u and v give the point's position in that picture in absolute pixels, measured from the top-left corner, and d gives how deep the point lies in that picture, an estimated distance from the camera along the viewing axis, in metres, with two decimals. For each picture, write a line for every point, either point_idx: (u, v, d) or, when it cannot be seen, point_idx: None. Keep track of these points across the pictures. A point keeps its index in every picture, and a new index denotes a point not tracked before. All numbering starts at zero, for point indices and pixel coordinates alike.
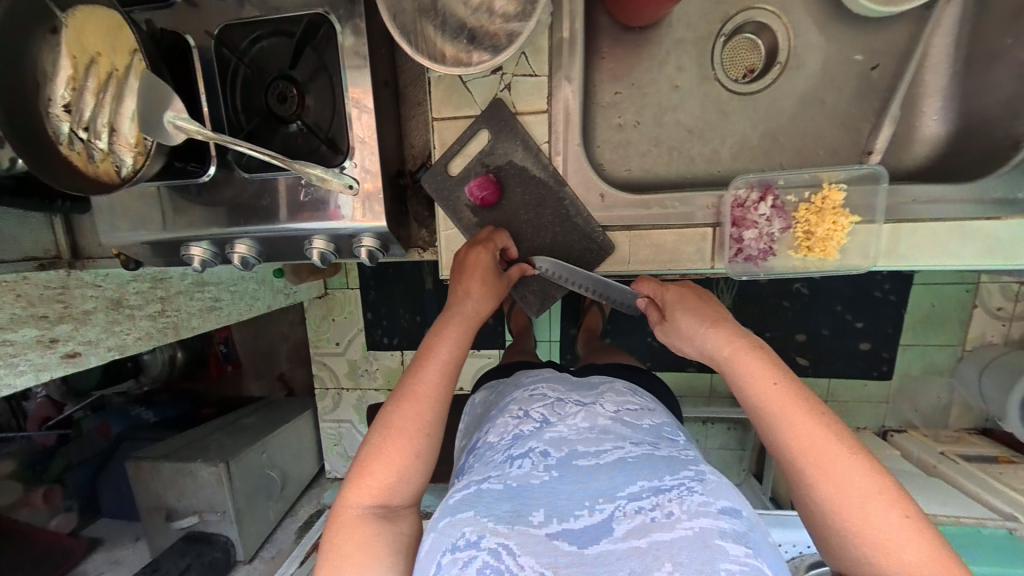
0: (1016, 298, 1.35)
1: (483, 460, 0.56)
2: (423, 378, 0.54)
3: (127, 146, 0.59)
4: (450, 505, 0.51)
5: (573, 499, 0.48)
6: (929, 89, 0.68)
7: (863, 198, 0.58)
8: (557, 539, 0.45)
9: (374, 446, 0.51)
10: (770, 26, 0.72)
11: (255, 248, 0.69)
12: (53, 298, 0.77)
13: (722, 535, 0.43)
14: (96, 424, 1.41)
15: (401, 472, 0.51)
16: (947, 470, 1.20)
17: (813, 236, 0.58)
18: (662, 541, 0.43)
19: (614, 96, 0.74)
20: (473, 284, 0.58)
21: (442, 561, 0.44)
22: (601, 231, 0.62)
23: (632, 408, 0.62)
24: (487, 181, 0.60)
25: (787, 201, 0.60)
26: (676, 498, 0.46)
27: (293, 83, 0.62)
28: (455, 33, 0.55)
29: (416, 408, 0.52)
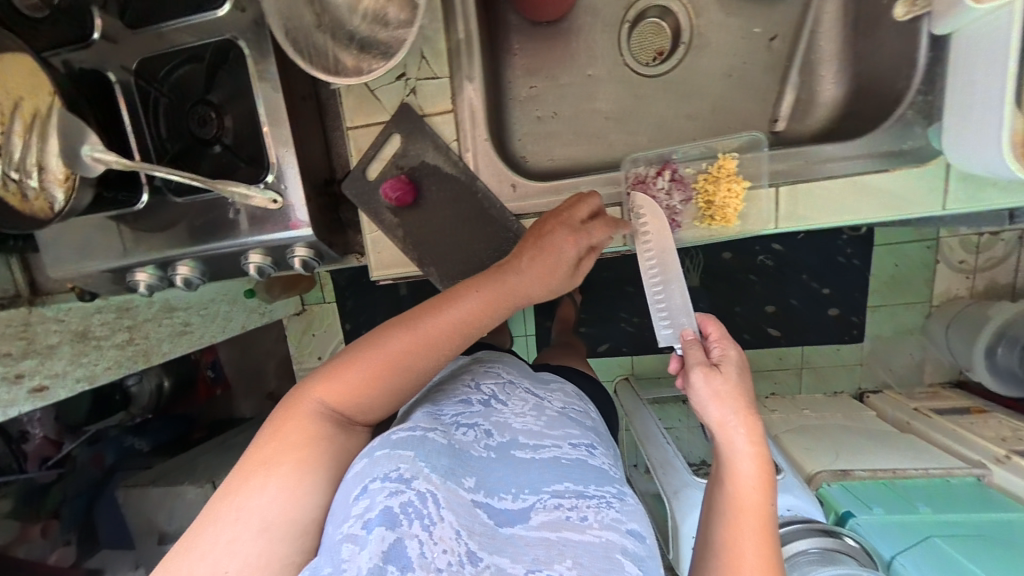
0: (978, 250, 1.36)
1: (431, 413, 0.55)
2: (429, 319, 0.53)
3: (57, 181, 0.61)
4: (390, 440, 0.49)
5: (501, 482, 0.50)
6: (826, 55, 0.70)
7: (753, 164, 0.60)
8: (479, 507, 0.47)
9: (361, 358, 0.52)
10: (673, 8, 0.75)
11: (198, 267, 0.72)
12: (17, 335, 0.81)
13: (623, 552, 0.45)
14: (90, 456, 1.45)
15: (372, 395, 0.52)
16: (921, 426, 1.21)
17: (713, 205, 0.61)
18: (571, 540, 0.45)
19: (532, 90, 0.77)
20: (522, 261, 0.56)
21: (370, 487, 0.44)
22: (516, 220, 0.64)
23: (578, 409, 0.67)
24: (401, 182, 0.63)
25: (686, 174, 0.63)
26: (594, 507, 0.49)
27: (210, 107, 0.66)
28: (351, 46, 0.58)
29: (415, 347, 0.52)
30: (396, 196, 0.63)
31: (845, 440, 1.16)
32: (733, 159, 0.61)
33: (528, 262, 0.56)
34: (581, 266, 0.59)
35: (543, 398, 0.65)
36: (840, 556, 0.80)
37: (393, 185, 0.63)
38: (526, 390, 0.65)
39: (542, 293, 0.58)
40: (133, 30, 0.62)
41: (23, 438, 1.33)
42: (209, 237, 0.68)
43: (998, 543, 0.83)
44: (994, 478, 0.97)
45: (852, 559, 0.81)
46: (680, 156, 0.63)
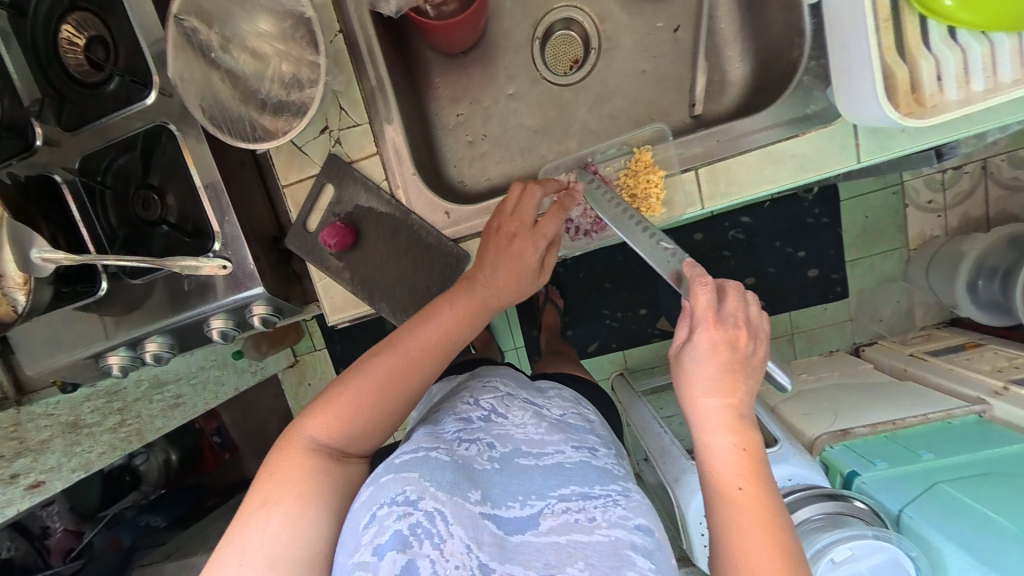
0: (945, 187, 1.36)
1: (433, 431, 0.56)
2: (416, 339, 0.55)
3: (16, 285, 0.62)
4: (395, 463, 0.50)
5: (507, 494, 0.51)
6: (728, 36, 0.73)
7: (663, 153, 0.64)
8: (486, 520, 0.47)
9: (345, 387, 0.53)
10: (577, 18, 0.78)
11: (167, 342, 0.74)
12: (8, 436, 0.84)
13: (632, 546, 0.46)
14: (108, 540, 1.46)
15: (364, 421, 0.52)
16: (917, 370, 1.19)
17: (637, 198, 0.63)
18: (580, 542, 0.46)
19: (459, 117, 0.80)
20: (501, 270, 0.58)
21: (377, 513, 0.44)
22: (454, 244, 0.66)
23: (575, 414, 0.69)
24: (338, 228, 0.64)
25: (608, 173, 0.67)
26: (600, 506, 0.50)
27: (153, 189, 0.69)
28: (269, 110, 0.62)
29: (400, 367, 0.54)
30: (339, 240, 0.64)
31: (848, 398, 1.13)
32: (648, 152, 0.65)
33: (493, 269, 0.59)
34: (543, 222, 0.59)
35: (541, 407, 0.66)
36: (845, 517, 0.78)
37: (336, 230, 0.64)
38: (524, 400, 0.66)
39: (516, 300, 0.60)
40: (71, 131, 0.68)
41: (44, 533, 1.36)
42: (171, 310, 0.71)
43: (1011, 477, 0.79)
44: (996, 413, 0.95)
45: (859, 519, 0.79)
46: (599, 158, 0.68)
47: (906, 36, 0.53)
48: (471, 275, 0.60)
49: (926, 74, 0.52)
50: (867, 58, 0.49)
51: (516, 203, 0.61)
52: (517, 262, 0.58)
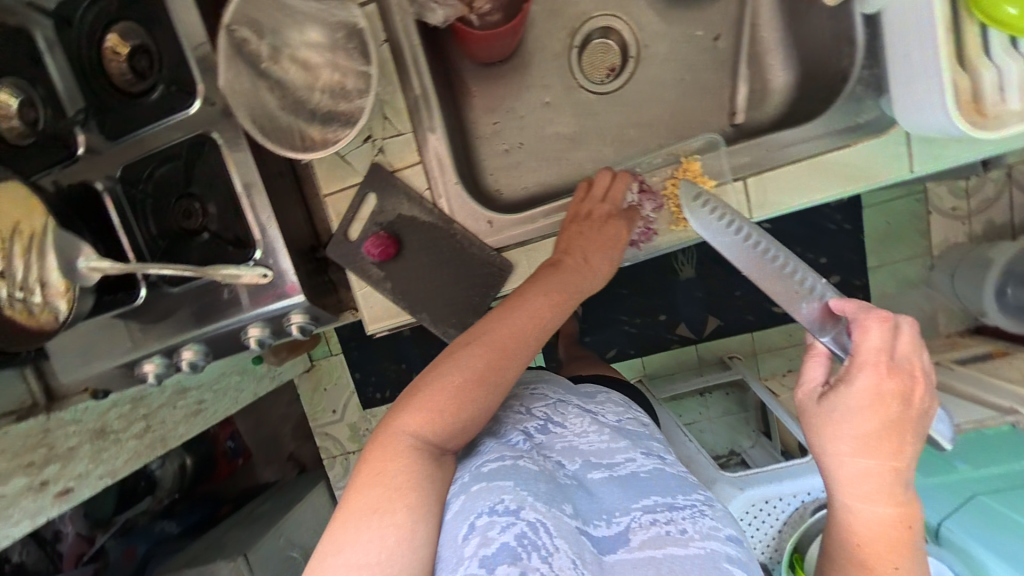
0: (969, 194, 1.36)
1: (503, 442, 0.56)
2: (513, 330, 0.53)
3: (57, 293, 0.65)
4: (484, 473, 0.50)
5: (592, 510, 0.51)
6: (770, 44, 0.73)
7: (713, 163, 0.63)
8: (581, 535, 0.47)
9: (441, 381, 0.51)
10: (614, 27, 0.78)
11: (202, 349, 0.73)
12: (36, 445, 0.82)
13: (728, 559, 0.46)
14: (122, 551, 1.45)
15: (463, 417, 0.50)
16: (944, 379, 1.18)
17: (683, 206, 0.63)
18: (678, 556, 0.45)
19: (494, 126, 0.80)
20: (584, 256, 0.61)
21: (477, 522, 0.44)
22: (496, 253, 0.66)
23: (631, 420, 0.68)
24: (381, 239, 0.64)
25: (653, 182, 0.66)
26: (689, 517, 0.49)
27: (194, 198, 0.69)
28: (312, 119, 0.62)
29: (500, 361, 0.52)
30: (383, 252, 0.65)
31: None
32: (696, 161, 0.64)
33: (583, 252, 0.61)
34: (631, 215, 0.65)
35: (596, 413, 0.65)
36: None
37: (382, 241, 0.64)
38: (579, 408, 0.65)
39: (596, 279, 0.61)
40: (114, 141, 0.67)
41: (56, 539, 1.33)
42: (209, 318, 0.70)
43: None
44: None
45: None
46: (643, 168, 0.67)
47: (966, 44, 0.52)
48: (560, 264, 0.60)
49: (988, 83, 0.51)
50: (934, 67, 0.49)
51: (604, 189, 0.64)
52: (609, 241, 0.62)
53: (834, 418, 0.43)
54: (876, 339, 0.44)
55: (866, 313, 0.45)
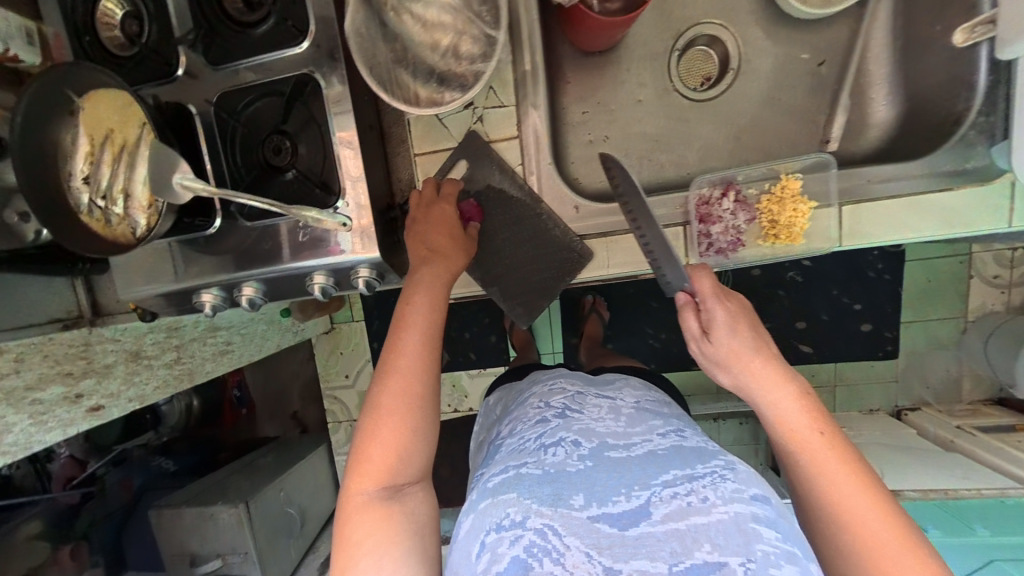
0: (1012, 264, 1.26)
1: (513, 449, 0.57)
2: (399, 354, 0.54)
3: (140, 208, 0.65)
4: (489, 488, 0.52)
5: (611, 487, 0.48)
6: (875, 78, 0.73)
7: (818, 185, 0.66)
8: (598, 522, 0.45)
9: (369, 431, 0.51)
10: (720, 37, 0.78)
11: (262, 288, 0.74)
12: (76, 356, 0.81)
13: (755, 518, 0.43)
14: (120, 479, 1.44)
15: (397, 449, 0.50)
16: (965, 443, 1.12)
17: (777, 224, 0.67)
18: (701, 525, 0.43)
19: (583, 115, 0.79)
20: (439, 241, 0.62)
21: (488, 540, 0.46)
22: (579, 240, 0.68)
23: (651, 401, 0.68)
24: (471, 206, 0.68)
25: (749, 194, 0.68)
26: (710, 485, 0.47)
27: (286, 136, 0.69)
28: (426, 77, 0.63)
29: (405, 381, 0.52)
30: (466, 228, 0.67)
31: (902, 457, 1.09)
32: (797, 179, 0.66)
33: (427, 241, 0.62)
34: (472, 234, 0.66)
35: (615, 399, 0.66)
36: None
37: (445, 214, 0.64)
38: (597, 396, 0.65)
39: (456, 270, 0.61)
40: (216, 67, 0.67)
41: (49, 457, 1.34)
42: (282, 259, 0.70)
43: None
44: None
45: None
46: (742, 178, 0.68)
47: None
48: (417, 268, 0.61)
49: None
50: None
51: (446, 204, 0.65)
52: (456, 232, 0.62)
53: (711, 362, 0.57)
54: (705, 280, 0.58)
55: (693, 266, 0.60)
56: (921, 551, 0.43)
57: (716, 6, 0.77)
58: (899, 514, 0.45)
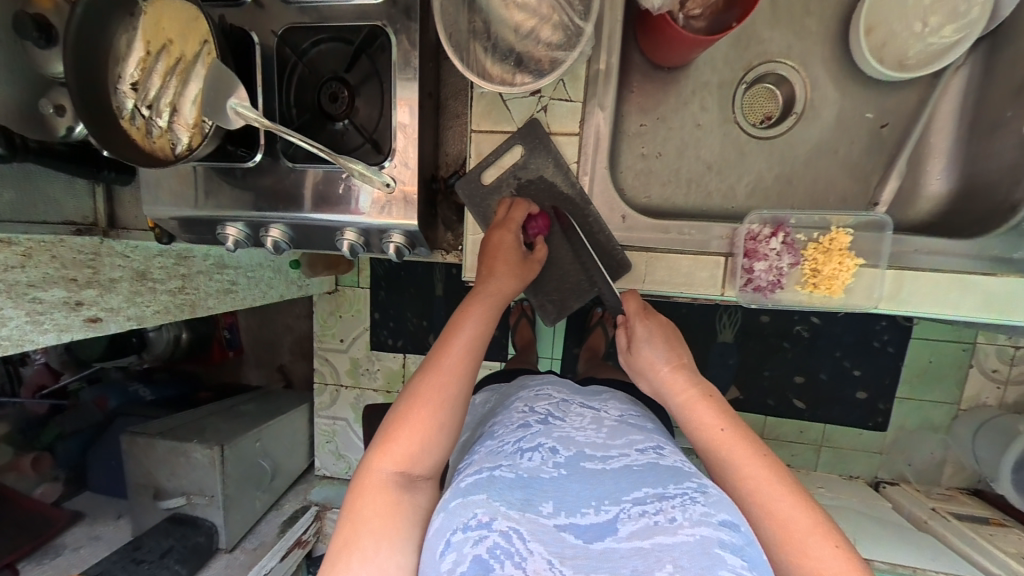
0: (1012, 362, 1.25)
1: (492, 448, 0.56)
2: (446, 355, 0.56)
3: (185, 125, 0.63)
4: (462, 488, 0.50)
5: (581, 498, 0.48)
6: (935, 151, 0.73)
7: (870, 244, 0.66)
8: (564, 531, 0.45)
9: (399, 416, 0.53)
10: (790, 78, 0.76)
11: (288, 234, 0.73)
12: (84, 263, 0.76)
13: (721, 545, 0.42)
14: (94, 397, 1.44)
15: (424, 444, 0.52)
16: (938, 526, 1.11)
17: (820, 273, 0.68)
18: (665, 544, 0.42)
19: (640, 127, 0.77)
20: (497, 265, 0.63)
21: (453, 540, 0.44)
22: (621, 250, 0.69)
23: (635, 416, 0.66)
24: (541, 221, 0.68)
25: (798, 239, 0.69)
26: (679, 505, 0.46)
27: (344, 85, 0.68)
28: (503, 55, 0.62)
29: (444, 381, 0.54)
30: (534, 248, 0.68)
31: (877, 530, 1.09)
32: (847, 234, 0.67)
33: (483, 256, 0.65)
34: (538, 257, 0.68)
35: (599, 410, 0.65)
36: None
37: (505, 241, 0.64)
38: (581, 406, 0.65)
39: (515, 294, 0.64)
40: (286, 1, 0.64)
41: (22, 361, 1.31)
42: (315, 208, 0.69)
43: None
44: None
45: None
46: (794, 221, 0.69)
47: None
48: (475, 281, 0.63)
49: None
50: None
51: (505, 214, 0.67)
52: (500, 248, 0.64)
53: (638, 373, 0.66)
54: (631, 302, 0.68)
55: (629, 290, 0.70)
56: (830, 529, 0.48)
57: (794, 46, 0.75)
58: (809, 498, 0.50)
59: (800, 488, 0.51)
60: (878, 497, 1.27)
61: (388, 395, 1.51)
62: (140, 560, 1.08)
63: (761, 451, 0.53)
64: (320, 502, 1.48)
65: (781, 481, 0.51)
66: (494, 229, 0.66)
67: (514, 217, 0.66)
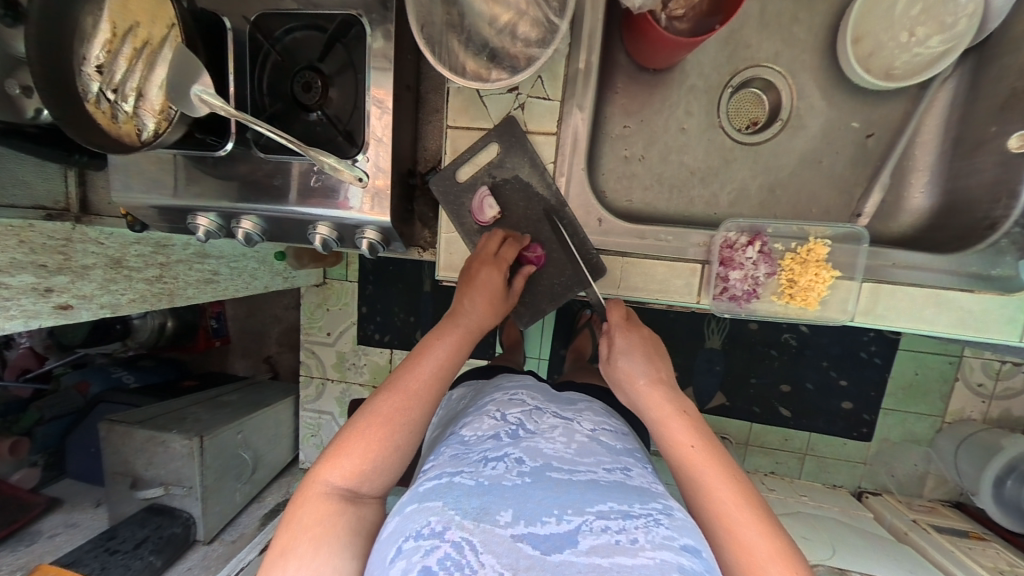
0: (998, 376, 1.24)
1: (457, 454, 0.55)
2: (412, 375, 0.57)
3: (151, 111, 0.62)
4: (420, 493, 0.49)
5: (544, 507, 0.46)
6: (918, 164, 0.72)
7: (846, 256, 0.65)
8: (521, 541, 0.43)
9: (356, 429, 0.53)
10: (777, 84, 0.75)
11: (261, 225, 0.71)
12: (55, 249, 0.75)
13: (680, 570, 0.41)
14: (76, 381, 1.45)
15: (375, 462, 0.52)
16: (918, 539, 1.10)
17: (796, 285, 0.67)
18: (624, 565, 0.41)
19: (624, 129, 0.76)
20: (478, 300, 0.63)
21: (404, 547, 0.43)
22: (596, 253, 0.68)
23: (609, 429, 0.66)
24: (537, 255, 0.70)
25: (775, 249, 0.68)
26: (643, 527, 0.45)
27: (319, 75, 0.67)
28: (478, 50, 0.61)
29: (406, 401, 0.55)
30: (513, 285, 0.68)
31: (857, 539, 1.08)
32: (825, 245, 0.66)
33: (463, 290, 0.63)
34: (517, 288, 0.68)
35: (572, 420, 0.64)
36: None
37: (491, 281, 0.63)
38: (554, 416, 0.64)
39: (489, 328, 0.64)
40: None
41: (8, 344, 1.32)
42: (296, 201, 0.67)
43: None
44: None
45: None
46: (772, 230, 0.68)
47: None
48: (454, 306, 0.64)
49: None
50: None
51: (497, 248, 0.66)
52: (484, 288, 0.63)
53: (615, 383, 0.64)
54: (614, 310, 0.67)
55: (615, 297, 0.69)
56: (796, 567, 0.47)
57: (782, 52, 0.74)
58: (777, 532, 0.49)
59: (770, 516, 0.50)
60: (859, 507, 1.27)
61: (374, 390, 1.50)
62: (114, 550, 1.08)
63: (735, 476, 0.53)
64: None
65: (750, 508, 0.50)
66: (481, 263, 0.65)
67: (489, 245, 0.66)
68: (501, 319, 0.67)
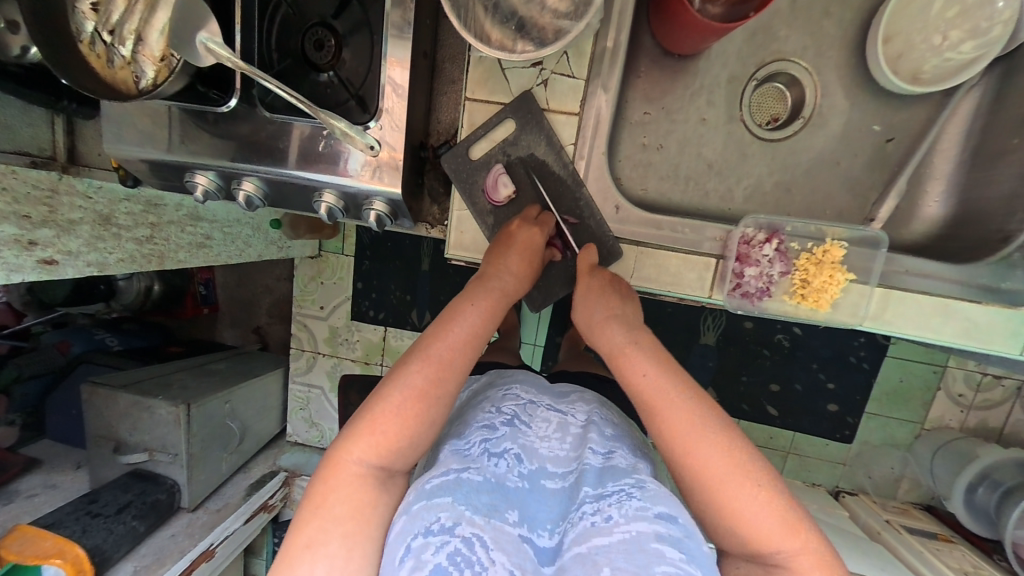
0: (978, 388, 1.28)
1: (459, 446, 0.53)
2: (442, 344, 0.55)
3: (151, 58, 0.58)
4: (426, 488, 0.47)
5: (541, 518, 0.49)
6: (935, 173, 0.72)
7: (861, 260, 0.65)
8: (525, 543, 0.45)
9: (385, 404, 0.51)
10: (801, 81, 0.73)
11: (262, 189, 0.68)
12: (40, 200, 0.69)
13: (657, 539, 0.43)
14: (57, 340, 1.38)
15: (408, 438, 0.50)
16: (891, 539, 1.14)
17: (809, 285, 0.67)
18: (602, 547, 0.43)
19: (644, 116, 0.73)
20: (514, 261, 0.63)
21: (413, 545, 0.42)
22: (612, 238, 0.67)
23: (605, 416, 0.63)
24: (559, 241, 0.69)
25: (790, 248, 0.67)
26: (615, 503, 0.47)
27: (332, 33, 0.65)
28: (505, 18, 0.58)
29: (437, 373, 0.53)
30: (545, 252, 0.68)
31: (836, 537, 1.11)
32: (840, 247, 0.66)
33: (500, 257, 0.63)
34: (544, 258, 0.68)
35: (567, 412, 0.61)
36: None
37: (531, 239, 0.64)
38: (549, 408, 0.61)
39: (515, 294, 0.63)
40: None
41: None
42: (299, 165, 0.64)
43: None
44: None
45: None
46: (790, 230, 0.67)
47: None
48: (483, 273, 0.62)
49: None
50: None
51: (534, 213, 0.66)
52: (526, 244, 0.63)
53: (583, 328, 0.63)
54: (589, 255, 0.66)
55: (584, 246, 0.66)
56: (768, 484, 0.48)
57: (810, 47, 0.72)
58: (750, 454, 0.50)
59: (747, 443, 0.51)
60: (835, 506, 1.31)
61: (365, 366, 1.49)
62: (96, 513, 1.05)
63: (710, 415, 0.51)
64: (289, 468, 1.47)
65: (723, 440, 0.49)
66: (521, 221, 0.65)
67: (528, 213, 0.66)
68: (530, 281, 0.66)
